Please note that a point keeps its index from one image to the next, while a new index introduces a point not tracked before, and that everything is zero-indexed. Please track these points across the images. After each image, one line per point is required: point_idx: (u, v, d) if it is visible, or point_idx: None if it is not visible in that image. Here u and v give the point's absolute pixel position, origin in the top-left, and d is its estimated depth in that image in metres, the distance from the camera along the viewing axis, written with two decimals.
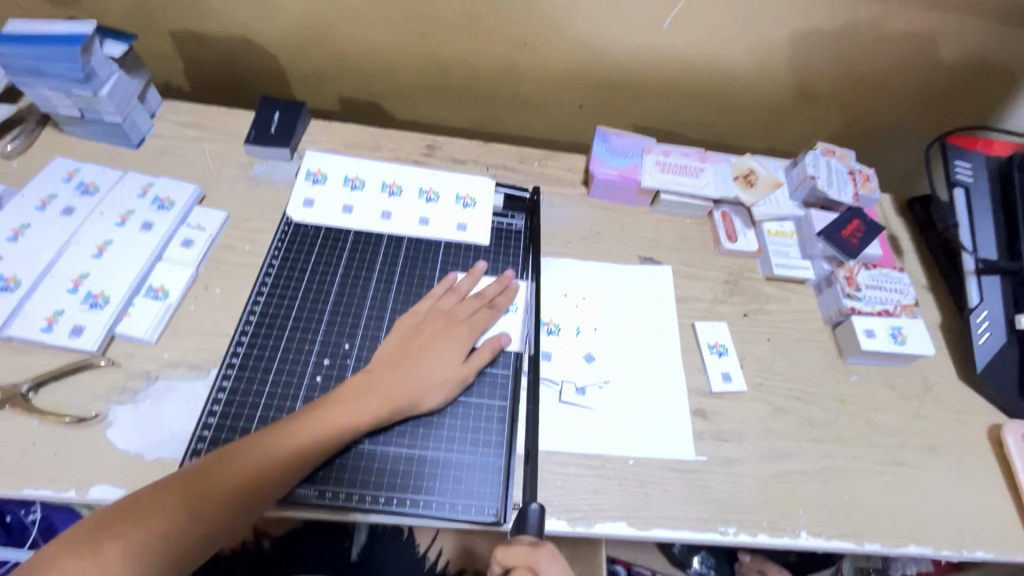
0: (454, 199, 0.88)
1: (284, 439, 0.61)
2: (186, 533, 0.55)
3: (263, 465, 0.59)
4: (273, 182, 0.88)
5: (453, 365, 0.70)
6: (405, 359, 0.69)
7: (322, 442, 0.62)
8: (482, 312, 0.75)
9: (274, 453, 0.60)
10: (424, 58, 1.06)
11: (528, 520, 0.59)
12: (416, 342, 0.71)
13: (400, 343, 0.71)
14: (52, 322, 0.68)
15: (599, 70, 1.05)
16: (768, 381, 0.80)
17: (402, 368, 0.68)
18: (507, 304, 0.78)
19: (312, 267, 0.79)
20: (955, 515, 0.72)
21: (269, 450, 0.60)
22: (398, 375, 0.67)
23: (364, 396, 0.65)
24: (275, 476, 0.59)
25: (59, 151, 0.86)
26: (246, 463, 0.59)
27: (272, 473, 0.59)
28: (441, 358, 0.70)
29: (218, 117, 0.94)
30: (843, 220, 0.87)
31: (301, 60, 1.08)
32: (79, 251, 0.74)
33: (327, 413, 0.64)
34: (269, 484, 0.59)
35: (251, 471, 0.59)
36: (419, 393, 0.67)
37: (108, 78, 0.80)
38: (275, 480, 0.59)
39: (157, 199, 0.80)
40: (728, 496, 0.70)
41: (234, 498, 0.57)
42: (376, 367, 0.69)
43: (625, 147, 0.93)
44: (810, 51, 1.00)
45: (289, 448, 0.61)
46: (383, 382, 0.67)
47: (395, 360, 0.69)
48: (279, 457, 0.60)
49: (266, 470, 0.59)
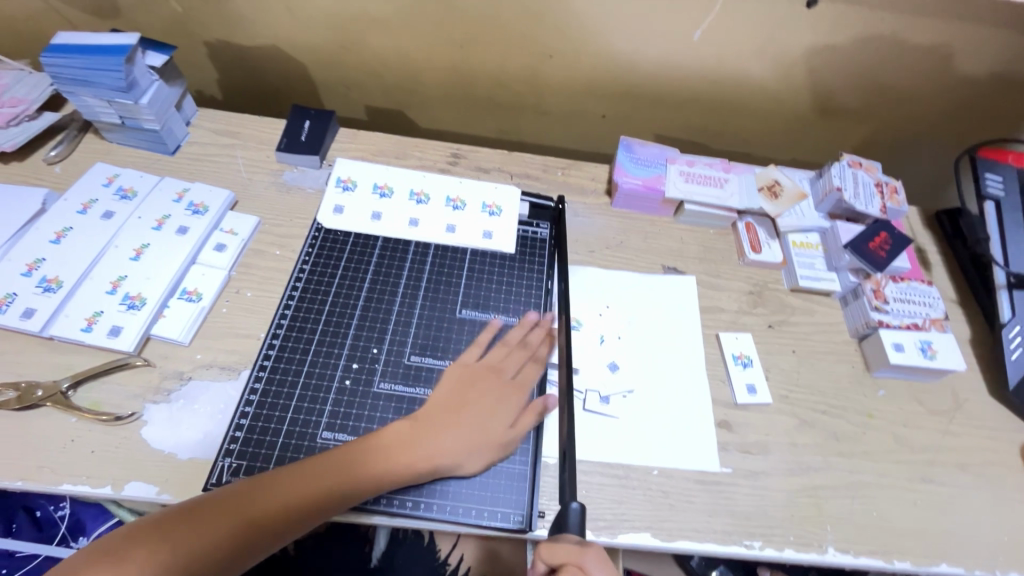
0: (480, 208, 0.89)
1: (295, 486, 0.59)
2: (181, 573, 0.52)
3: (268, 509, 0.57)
4: (303, 189, 0.90)
5: (485, 433, 0.68)
6: (456, 408, 0.68)
7: (329, 497, 0.60)
8: (527, 367, 0.74)
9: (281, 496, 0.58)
10: (450, 69, 1.08)
11: (568, 521, 0.59)
12: (468, 395, 0.70)
13: (454, 389, 0.70)
14: (91, 322, 0.70)
15: (623, 81, 1.06)
16: (794, 393, 0.79)
17: (455, 415, 0.68)
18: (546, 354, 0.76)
19: (341, 273, 0.81)
20: (988, 535, 0.71)
21: (274, 497, 0.58)
22: (426, 440, 0.65)
23: (388, 460, 0.63)
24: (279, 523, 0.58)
25: (99, 157, 0.89)
26: (255, 504, 0.57)
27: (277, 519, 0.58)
28: (491, 420, 0.69)
29: (251, 125, 0.97)
30: (870, 233, 0.87)
31: (330, 70, 1.11)
32: (118, 254, 0.76)
33: (339, 467, 0.61)
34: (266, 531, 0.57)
35: (257, 512, 0.57)
36: (439, 462, 0.65)
37: (149, 88, 0.83)
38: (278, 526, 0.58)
39: (192, 204, 0.83)
40: (753, 509, 0.69)
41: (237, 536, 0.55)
42: (423, 415, 0.67)
43: (649, 158, 0.94)
44: (835, 64, 1.00)
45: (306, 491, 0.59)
46: (408, 443, 0.65)
47: (449, 408, 0.68)
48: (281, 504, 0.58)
49: (272, 513, 0.57)
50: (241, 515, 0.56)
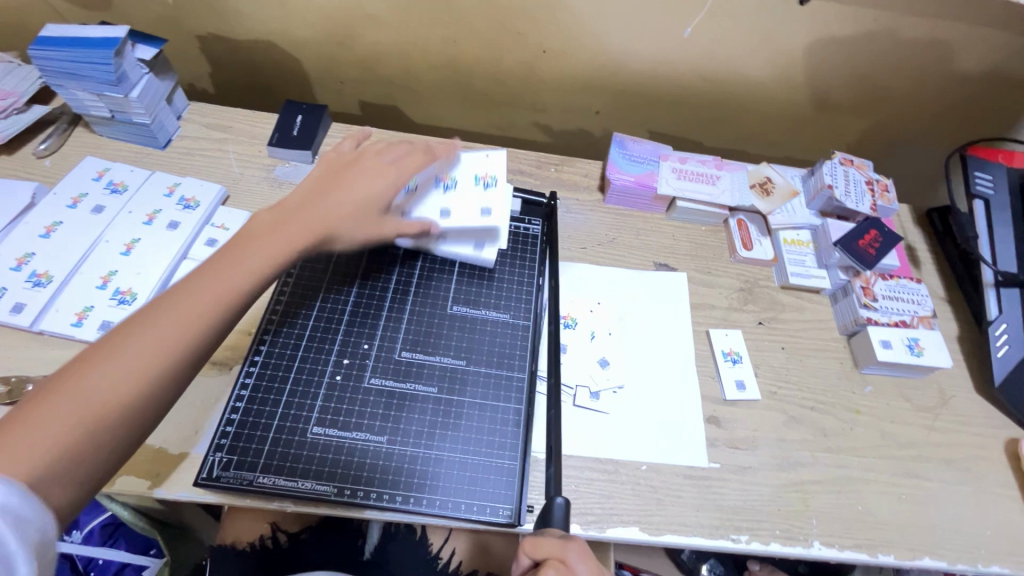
0: (478, 219, 0.83)
1: (111, 359, 0.48)
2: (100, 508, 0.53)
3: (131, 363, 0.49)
4: (295, 184, 0.90)
5: (377, 190, 0.69)
6: (321, 200, 0.66)
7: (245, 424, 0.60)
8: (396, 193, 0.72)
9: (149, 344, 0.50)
10: (443, 64, 1.07)
11: (555, 517, 0.61)
12: (330, 195, 0.67)
13: (309, 204, 0.66)
14: (81, 317, 0.70)
15: (617, 77, 1.06)
16: (782, 389, 0.80)
17: (313, 217, 0.64)
18: (432, 176, 0.77)
19: (332, 268, 0.80)
20: (971, 529, 0.72)
21: (109, 368, 0.48)
22: (317, 211, 0.65)
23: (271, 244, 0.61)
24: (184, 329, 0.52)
25: (89, 150, 0.89)
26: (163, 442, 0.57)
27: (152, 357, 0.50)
28: (364, 185, 0.68)
29: (243, 119, 0.96)
30: (860, 231, 0.87)
31: (324, 64, 1.10)
32: (108, 249, 0.76)
33: None
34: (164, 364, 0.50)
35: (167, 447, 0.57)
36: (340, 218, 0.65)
37: (139, 81, 0.83)
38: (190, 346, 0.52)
39: (183, 198, 0.82)
40: (741, 503, 0.70)
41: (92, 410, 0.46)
42: (284, 211, 0.64)
43: (642, 154, 0.94)
44: (829, 62, 1.00)
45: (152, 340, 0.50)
46: (300, 224, 0.63)
47: (304, 207, 0.65)
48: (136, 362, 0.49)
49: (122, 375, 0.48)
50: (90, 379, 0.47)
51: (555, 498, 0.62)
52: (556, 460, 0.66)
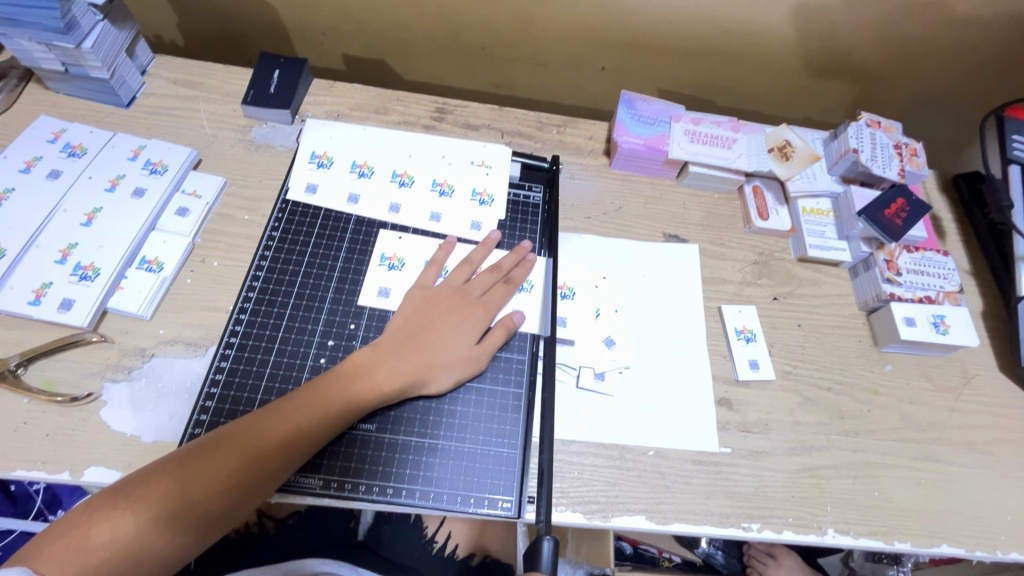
0: (470, 195, 0.79)
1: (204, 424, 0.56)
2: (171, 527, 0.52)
3: (267, 447, 0.56)
4: (273, 147, 0.82)
5: (466, 343, 0.66)
6: (417, 334, 0.65)
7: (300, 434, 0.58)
8: (496, 287, 0.71)
9: (289, 428, 0.57)
10: (434, 13, 0.98)
11: (541, 559, 0.55)
12: (426, 320, 0.67)
13: (410, 317, 0.67)
14: (39, 295, 0.64)
15: (626, 29, 0.97)
16: (798, 369, 0.75)
17: (412, 347, 0.64)
18: (523, 279, 0.73)
19: (314, 242, 0.74)
20: (990, 515, 0.69)
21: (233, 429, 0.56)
22: (412, 352, 0.64)
23: (377, 371, 0.62)
24: (316, 418, 0.59)
25: (44, 109, 0.80)
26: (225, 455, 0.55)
27: (289, 442, 0.57)
28: (453, 336, 0.66)
29: (214, 74, 0.88)
30: (887, 198, 0.80)
31: (303, 13, 1.00)
32: (67, 219, 0.69)
33: (307, 404, 0.59)
34: (292, 447, 0.57)
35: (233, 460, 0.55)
36: (430, 369, 0.64)
37: (93, 29, 0.74)
38: (318, 434, 0.58)
39: (149, 163, 0.75)
40: (753, 490, 0.66)
41: (239, 476, 0.54)
42: (385, 341, 0.65)
43: (653, 114, 0.86)
44: (858, 11, 0.91)
45: (291, 425, 0.57)
46: (396, 361, 0.63)
47: (405, 337, 0.65)
48: (268, 442, 0.56)
49: (265, 453, 0.56)
50: (243, 450, 0.55)
51: (543, 539, 0.56)
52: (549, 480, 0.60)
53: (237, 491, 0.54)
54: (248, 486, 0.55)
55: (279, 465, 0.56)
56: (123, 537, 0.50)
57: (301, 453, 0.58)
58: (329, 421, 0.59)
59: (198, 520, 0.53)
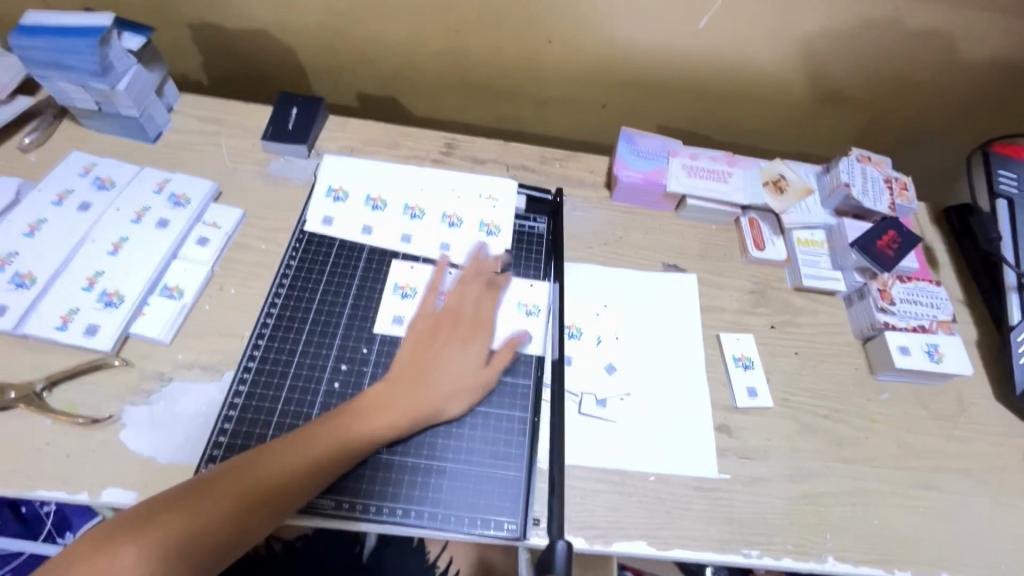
0: (478, 226, 0.83)
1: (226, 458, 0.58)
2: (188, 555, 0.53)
3: (282, 476, 0.58)
4: (290, 180, 0.87)
5: (474, 369, 0.69)
6: (426, 363, 0.68)
7: (313, 464, 0.59)
8: (503, 314, 0.74)
9: (305, 456, 0.59)
10: (445, 54, 1.04)
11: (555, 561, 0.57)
12: (435, 349, 0.69)
13: (419, 345, 0.70)
14: (66, 321, 0.67)
15: (625, 69, 1.02)
16: (795, 396, 0.77)
17: (421, 375, 0.67)
18: (526, 301, 0.76)
19: (329, 270, 0.77)
20: (990, 544, 0.69)
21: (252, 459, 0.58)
22: (422, 381, 0.66)
23: (388, 398, 0.65)
24: (331, 445, 0.61)
25: (76, 144, 0.85)
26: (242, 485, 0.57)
27: (305, 469, 0.59)
28: (462, 366, 0.68)
29: (235, 112, 0.93)
30: (878, 231, 0.83)
31: (320, 54, 1.07)
32: (95, 248, 0.73)
33: (322, 434, 0.61)
34: (309, 476, 0.59)
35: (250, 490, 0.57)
36: (439, 396, 0.66)
37: (127, 72, 0.79)
38: (333, 461, 0.61)
39: (173, 195, 0.79)
40: (752, 517, 0.68)
41: (256, 503, 0.56)
42: (395, 371, 0.68)
43: (651, 150, 0.90)
44: (846, 53, 0.96)
45: (307, 453, 0.59)
46: (407, 389, 0.65)
47: (415, 365, 0.68)
48: (284, 471, 0.58)
49: (282, 483, 0.58)
50: (260, 480, 0.57)
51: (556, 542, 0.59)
52: (556, 497, 0.63)
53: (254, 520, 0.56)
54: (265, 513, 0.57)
55: (295, 493, 0.58)
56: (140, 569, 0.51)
57: (315, 482, 0.59)
58: (343, 448, 0.61)
59: (214, 547, 0.54)
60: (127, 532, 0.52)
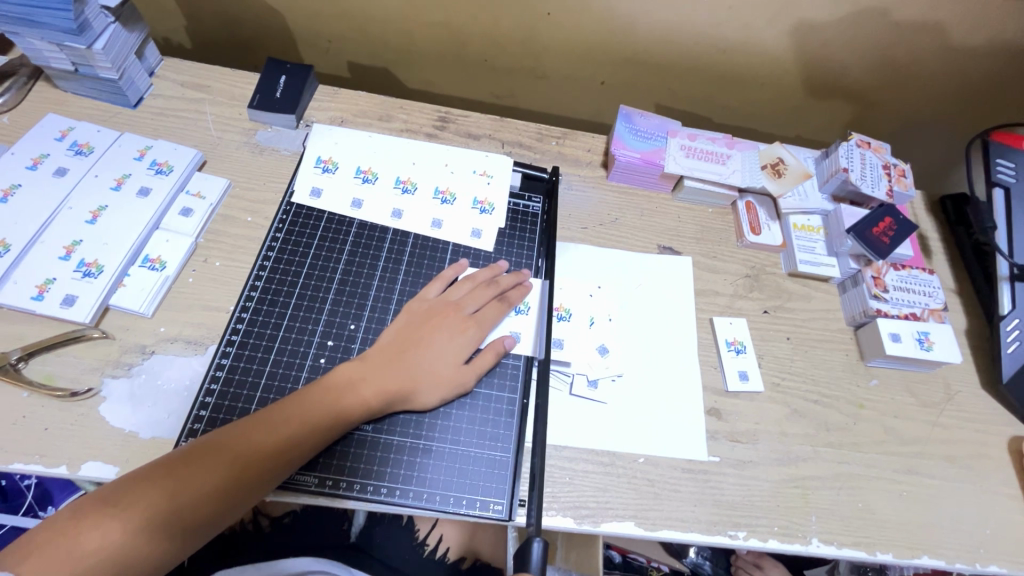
0: (471, 204, 0.81)
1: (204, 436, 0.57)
2: (163, 530, 0.53)
3: (254, 458, 0.57)
4: (278, 150, 0.84)
5: (455, 362, 0.67)
6: (405, 350, 0.66)
7: (286, 447, 0.58)
8: (491, 306, 0.72)
9: (281, 437, 0.58)
10: (439, 25, 1.00)
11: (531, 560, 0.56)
12: (417, 335, 0.68)
13: (401, 331, 0.68)
14: (42, 290, 0.65)
15: (625, 45, 0.99)
16: (785, 381, 0.77)
17: (399, 363, 0.65)
18: (519, 300, 0.74)
19: (317, 244, 0.75)
20: (970, 528, 0.71)
21: (226, 439, 0.57)
22: (396, 369, 0.65)
23: (364, 383, 0.63)
24: (306, 430, 0.59)
25: (53, 107, 0.81)
26: (215, 464, 0.55)
27: (279, 451, 0.58)
28: (443, 353, 0.67)
29: (221, 78, 0.89)
30: (875, 217, 0.82)
31: (311, 21, 1.03)
32: (72, 216, 0.70)
33: (296, 417, 0.60)
34: (280, 458, 0.58)
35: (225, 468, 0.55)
36: (417, 385, 0.65)
37: (104, 31, 0.75)
38: (306, 445, 0.59)
39: (155, 163, 0.76)
40: (740, 499, 0.68)
41: (230, 483, 0.55)
42: (373, 355, 0.66)
43: (650, 129, 0.88)
44: (850, 36, 0.94)
45: (282, 435, 0.58)
46: (384, 377, 0.64)
47: (394, 353, 0.66)
48: (257, 453, 0.57)
49: (254, 463, 0.56)
50: (233, 461, 0.56)
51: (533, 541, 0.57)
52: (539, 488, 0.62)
53: (229, 499, 0.55)
54: (241, 493, 0.56)
55: (267, 473, 0.57)
56: (112, 545, 0.50)
57: (288, 463, 0.58)
58: (318, 431, 0.60)
59: (190, 523, 0.54)
60: (99, 510, 0.51)
